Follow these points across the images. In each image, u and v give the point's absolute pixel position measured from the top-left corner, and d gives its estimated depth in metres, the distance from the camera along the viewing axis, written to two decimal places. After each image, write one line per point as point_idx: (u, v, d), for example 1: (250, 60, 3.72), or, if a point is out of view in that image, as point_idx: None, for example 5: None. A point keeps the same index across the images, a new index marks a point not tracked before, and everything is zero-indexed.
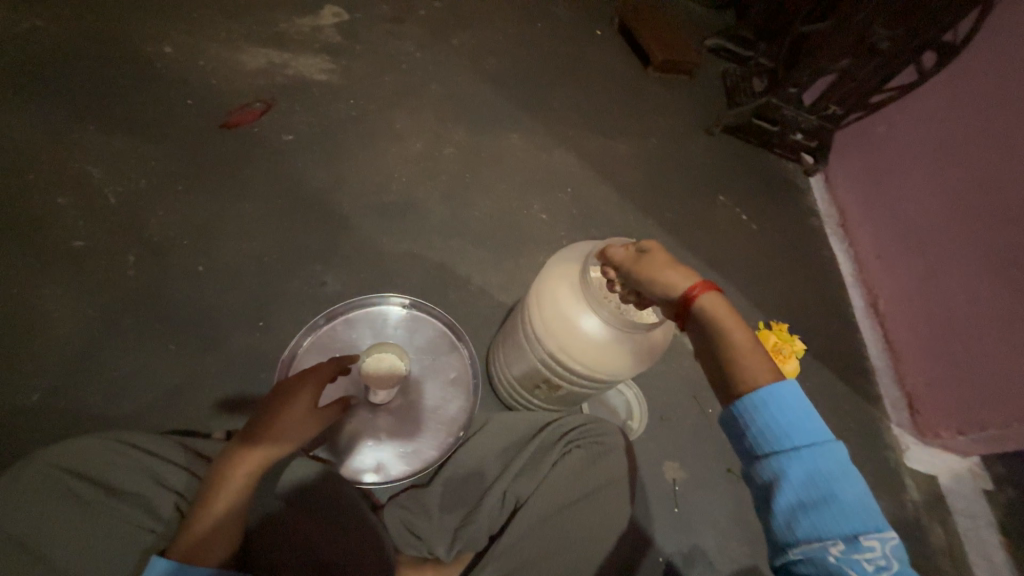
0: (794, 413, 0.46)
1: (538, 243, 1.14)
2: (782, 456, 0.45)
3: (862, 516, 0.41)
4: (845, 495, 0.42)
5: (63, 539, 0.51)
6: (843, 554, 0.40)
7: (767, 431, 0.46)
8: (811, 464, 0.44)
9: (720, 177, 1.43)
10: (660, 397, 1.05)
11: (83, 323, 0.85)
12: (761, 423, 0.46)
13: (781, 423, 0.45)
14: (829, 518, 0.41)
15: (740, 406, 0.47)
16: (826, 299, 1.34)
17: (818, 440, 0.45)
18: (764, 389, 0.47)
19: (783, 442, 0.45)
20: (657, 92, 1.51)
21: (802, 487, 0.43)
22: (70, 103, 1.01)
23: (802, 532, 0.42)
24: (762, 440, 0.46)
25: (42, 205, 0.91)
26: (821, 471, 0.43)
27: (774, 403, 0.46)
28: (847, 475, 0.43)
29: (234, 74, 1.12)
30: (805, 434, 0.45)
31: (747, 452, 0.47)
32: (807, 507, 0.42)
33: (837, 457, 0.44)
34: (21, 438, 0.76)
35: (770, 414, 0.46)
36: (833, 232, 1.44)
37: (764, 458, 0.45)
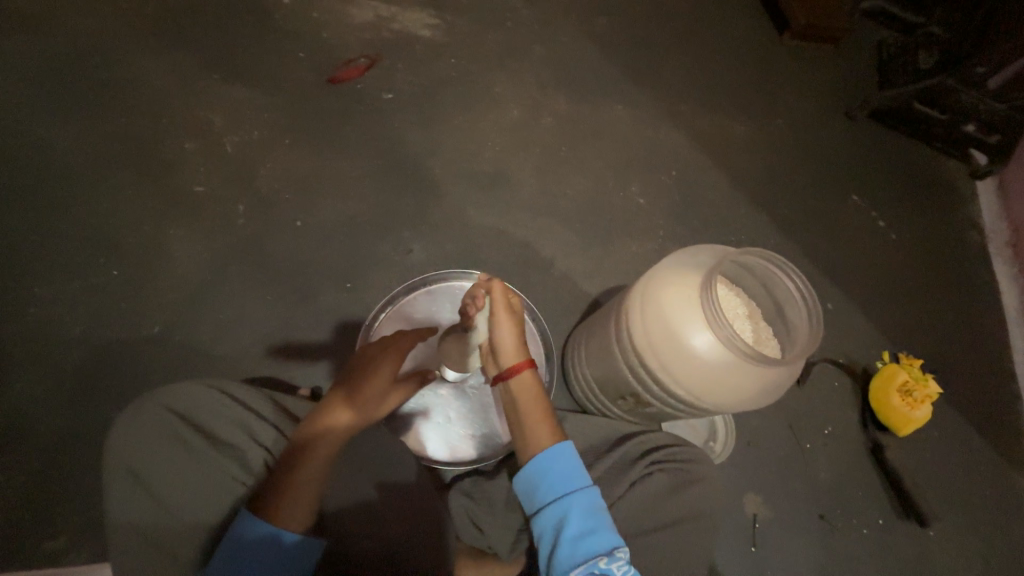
0: (556, 463, 0.53)
1: (631, 231, 1.04)
2: (546, 505, 0.52)
3: (599, 538, 0.49)
4: (587, 523, 0.50)
5: (169, 477, 0.54)
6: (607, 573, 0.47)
7: (531, 483, 0.53)
8: (564, 505, 0.51)
9: (862, 174, 1.20)
10: (749, 421, 0.94)
11: (198, 264, 0.92)
12: (522, 478, 0.54)
13: (542, 474, 0.53)
14: (594, 546, 0.48)
15: (526, 475, 0.53)
16: (981, 337, 1.09)
17: (577, 487, 0.52)
18: (541, 457, 0.53)
19: (547, 492, 0.52)
20: (795, 65, 1.28)
21: (565, 528, 0.50)
22: (199, 52, 1.07)
23: (565, 568, 0.48)
24: (526, 499, 0.54)
25: (173, 151, 0.99)
26: (583, 505, 0.51)
27: (556, 474, 0.52)
28: (590, 507, 0.51)
29: (343, 27, 1.11)
30: (554, 482, 0.52)
31: (527, 507, 0.54)
32: (567, 547, 0.49)
33: (588, 493, 0.51)
34: (146, 362, 0.86)
35: (534, 469, 0.53)
36: (999, 254, 1.16)
37: (535, 513, 0.53)
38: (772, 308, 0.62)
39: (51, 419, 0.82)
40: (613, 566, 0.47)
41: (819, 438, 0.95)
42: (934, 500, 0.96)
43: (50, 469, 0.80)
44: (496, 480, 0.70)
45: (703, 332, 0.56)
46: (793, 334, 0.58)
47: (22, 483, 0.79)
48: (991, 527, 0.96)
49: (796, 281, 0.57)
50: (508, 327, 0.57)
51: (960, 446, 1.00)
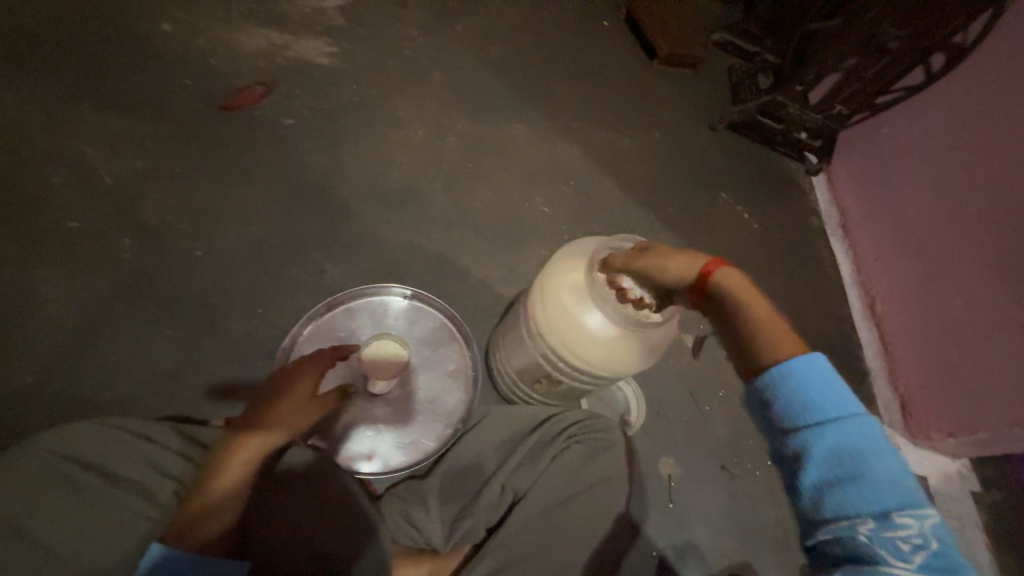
0: (827, 388, 0.46)
1: (539, 236, 1.14)
2: (805, 433, 0.45)
3: (889, 493, 0.43)
4: (878, 472, 0.44)
5: (61, 524, 0.50)
6: (873, 532, 0.42)
7: (793, 404, 0.46)
8: (835, 440, 0.45)
9: (723, 174, 1.42)
10: (656, 394, 1.06)
11: (78, 304, 0.83)
12: (787, 400, 0.47)
13: (805, 397, 0.46)
14: (858, 496, 0.43)
15: (766, 382, 0.48)
16: (825, 300, 1.34)
17: (855, 423, 0.45)
18: (785, 364, 0.48)
19: (811, 420, 0.45)
20: (662, 85, 1.49)
21: (831, 467, 0.44)
22: (64, 79, 0.99)
23: (834, 516, 0.43)
24: (787, 415, 0.46)
25: (37, 185, 0.89)
26: (860, 448, 0.44)
27: (806, 377, 0.46)
28: (878, 450, 0.44)
29: (234, 55, 1.10)
30: (834, 408, 0.46)
31: (775, 427, 0.47)
32: (841, 493, 0.43)
33: (868, 432, 0.45)
34: (14, 420, 0.76)
35: (802, 390, 0.46)
36: (833, 232, 1.44)
37: (789, 434, 0.46)
38: None
39: None
40: (888, 533, 0.41)
41: (715, 400, 1.09)
42: None
43: None
44: (427, 480, 0.73)
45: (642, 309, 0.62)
46: None
47: None
48: None
49: None
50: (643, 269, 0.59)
51: None
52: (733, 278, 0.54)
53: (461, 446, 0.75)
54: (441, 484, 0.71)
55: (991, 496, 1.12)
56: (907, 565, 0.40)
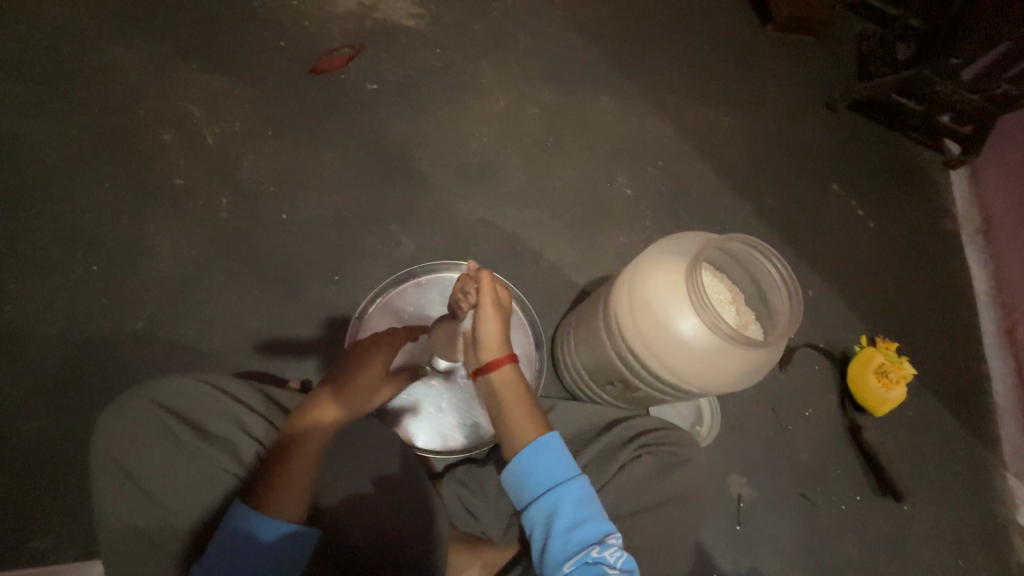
0: (548, 455, 0.53)
1: (619, 221, 1.05)
2: (542, 495, 0.52)
3: (578, 523, 0.50)
4: (563, 504, 0.51)
5: (162, 472, 0.54)
6: (597, 554, 0.49)
7: (518, 471, 0.53)
8: (547, 488, 0.52)
9: (841, 164, 1.22)
10: (734, 405, 0.97)
11: (181, 258, 0.90)
12: (522, 475, 0.53)
13: (536, 464, 0.53)
14: (578, 533, 0.50)
15: (513, 464, 0.53)
16: (954, 322, 1.14)
17: (566, 477, 0.52)
18: (528, 447, 0.53)
19: (539, 487, 0.52)
20: (778, 56, 1.29)
21: (570, 513, 0.51)
22: (175, 40, 1.04)
23: (573, 549, 0.49)
24: (526, 490, 0.53)
25: (150, 142, 0.96)
26: (576, 494, 0.52)
27: (535, 448, 0.53)
28: (573, 493, 0.52)
29: (326, 16, 1.09)
30: (556, 474, 0.52)
31: (519, 502, 0.53)
32: (572, 533, 0.50)
33: (574, 478, 0.53)
34: (129, 358, 0.85)
35: (533, 459, 0.53)
36: (970, 239, 1.20)
37: (525, 508, 0.53)
38: (755, 294, 0.62)
39: (28, 419, 0.81)
40: (607, 552, 0.49)
41: (800, 420, 0.98)
42: (908, 477, 1.00)
43: (33, 468, 0.79)
44: (487, 468, 0.72)
45: (726, 312, 0.61)
46: (774, 318, 0.59)
47: (7, 484, 0.78)
48: (962, 499, 1.00)
49: (777, 266, 0.57)
50: (492, 322, 0.58)
51: (933, 425, 1.04)
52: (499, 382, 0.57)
53: None
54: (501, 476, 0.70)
55: None
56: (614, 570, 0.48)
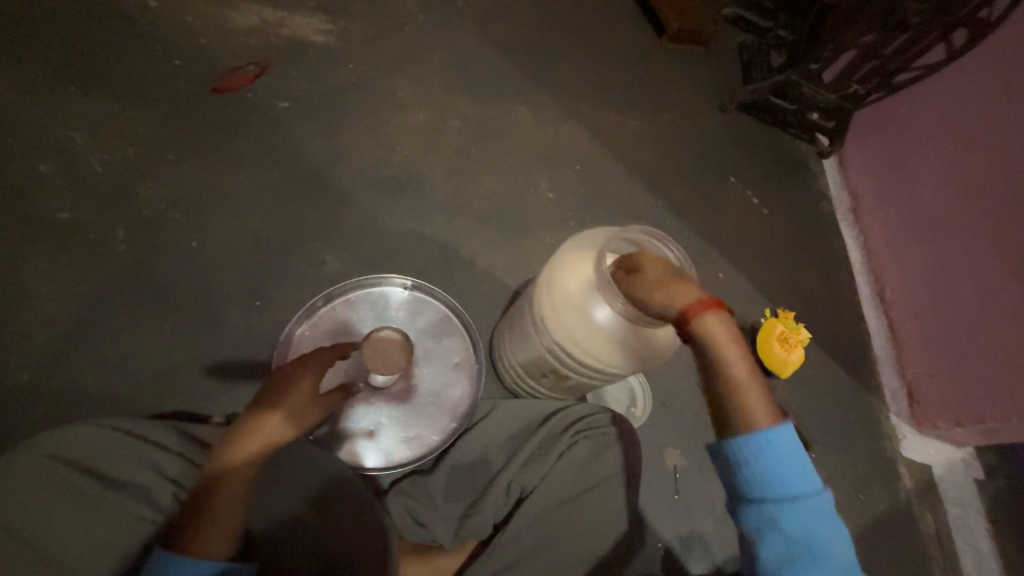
0: (788, 464, 0.48)
1: (544, 223, 1.11)
2: (770, 511, 0.48)
3: (821, 558, 0.47)
4: (822, 551, 0.47)
5: (64, 532, 0.50)
6: None
7: (759, 480, 0.48)
8: (796, 520, 0.47)
9: (734, 159, 1.38)
10: (664, 384, 1.05)
11: (71, 298, 0.81)
12: (760, 475, 0.48)
13: (771, 474, 0.48)
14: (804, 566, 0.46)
15: (736, 451, 0.49)
16: (836, 289, 1.32)
17: (811, 494, 0.48)
18: (767, 433, 0.48)
19: (768, 493, 0.48)
20: (672, 65, 1.43)
21: (789, 548, 0.47)
22: (46, 60, 0.94)
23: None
24: (755, 487, 0.49)
25: (24, 173, 0.86)
26: (812, 523, 0.47)
27: (774, 449, 0.48)
28: (827, 526, 0.48)
29: (225, 33, 1.04)
30: (799, 491, 0.48)
31: (737, 495, 0.50)
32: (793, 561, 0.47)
33: (824, 504, 0.48)
34: (13, 416, 0.75)
35: (770, 468, 0.48)
36: (844, 218, 1.40)
37: (747, 505, 0.49)
38: None
39: None
40: None
41: None
42: (812, 428, 1.14)
43: None
44: (432, 476, 0.73)
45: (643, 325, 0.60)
46: None
47: None
48: (856, 440, 1.16)
49: (672, 250, 0.62)
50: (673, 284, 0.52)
51: (828, 380, 1.20)
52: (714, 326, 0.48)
53: (467, 443, 0.75)
54: (447, 482, 0.72)
55: (994, 484, 1.12)
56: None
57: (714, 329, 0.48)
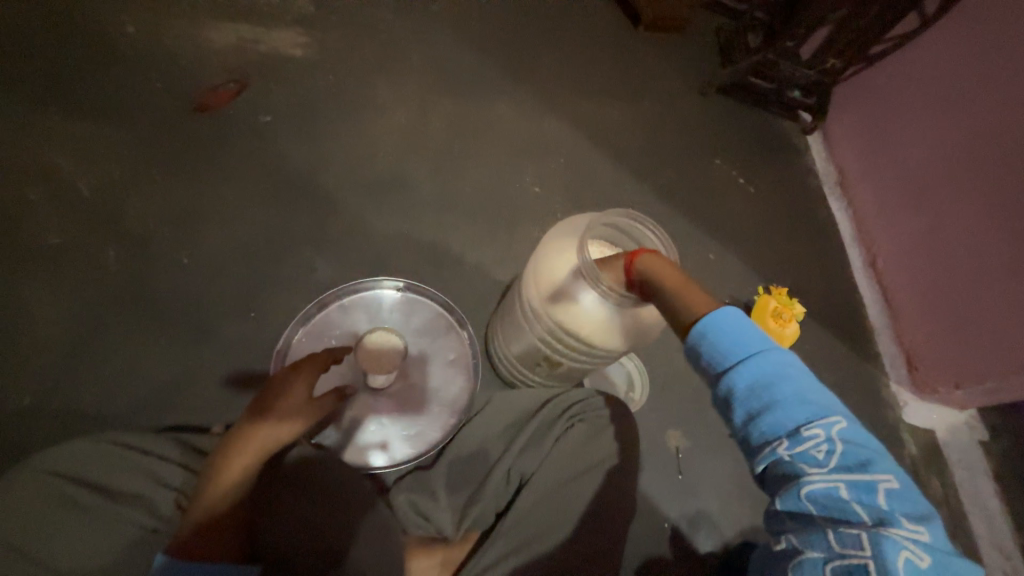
0: (739, 330, 0.50)
1: (531, 216, 1.11)
2: (733, 373, 0.48)
3: (795, 412, 0.46)
4: (785, 395, 0.47)
5: (64, 545, 0.50)
6: (792, 450, 0.45)
7: (716, 350, 0.50)
8: (752, 374, 0.48)
9: (717, 140, 1.38)
10: (661, 367, 1.05)
11: (67, 321, 0.83)
12: (713, 345, 0.50)
13: (724, 340, 0.50)
14: (776, 421, 0.46)
15: (692, 336, 0.51)
16: (827, 261, 1.32)
17: (765, 352, 0.49)
18: (710, 316, 0.51)
19: (731, 358, 0.49)
20: (649, 52, 1.44)
21: (752, 400, 0.47)
22: (29, 90, 0.96)
23: (758, 444, 0.47)
24: (714, 358, 0.50)
25: (12, 202, 0.88)
26: (773, 375, 0.48)
27: (716, 321, 0.50)
28: (786, 375, 0.48)
29: (203, 52, 1.06)
30: (753, 351, 0.49)
31: (704, 373, 0.51)
32: (764, 419, 0.46)
33: (781, 359, 0.49)
34: (15, 440, 0.76)
35: (716, 335, 0.49)
36: (832, 192, 1.40)
37: (715, 378, 0.50)
38: None
39: None
40: (808, 443, 0.45)
41: None
42: None
43: None
44: (433, 470, 0.74)
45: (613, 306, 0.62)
46: None
47: None
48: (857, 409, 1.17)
49: (654, 231, 0.64)
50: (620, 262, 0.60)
51: (825, 351, 1.21)
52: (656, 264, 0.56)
53: (466, 435, 0.76)
54: (447, 475, 0.72)
55: (999, 444, 1.12)
56: (821, 471, 0.45)
57: (654, 265, 0.56)
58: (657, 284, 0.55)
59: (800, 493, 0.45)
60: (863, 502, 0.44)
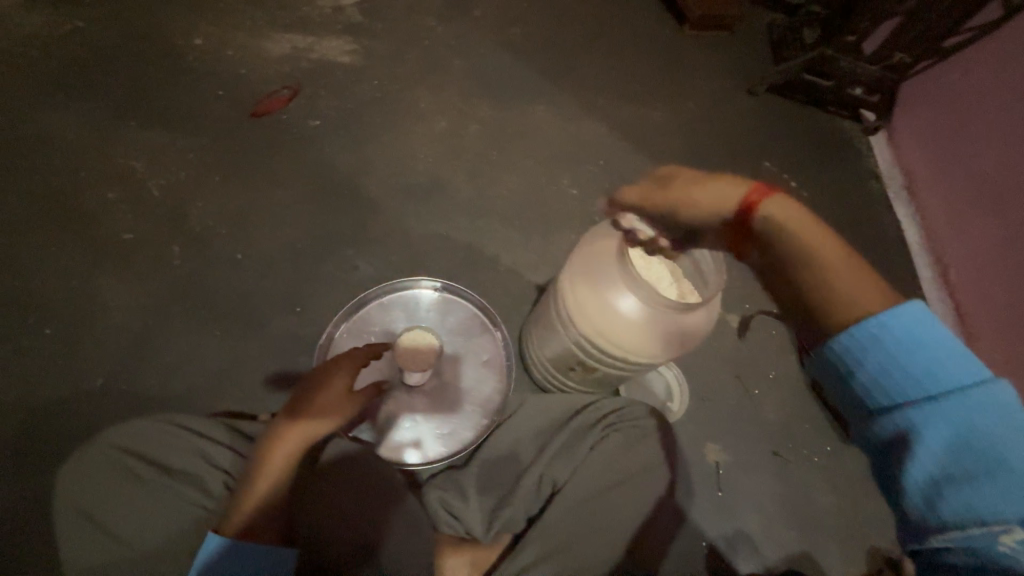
0: (930, 354, 0.42)
1: (567, 219, 1.10)
2: (919, 411, 0.41)
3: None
4: (1001, 462, 0.38)
5: (128, 517, 0.55)
6: (1018, 541, 0.36)
7: (886, 374, 0.43)
8: (957, 420, 0.40)
9: (766, 141, 1.32)
10: (701, 377, 1.01)
11: (137, 311, 0.90)
12: (880, 368, 0.43)
13: (901, 363, 0.43)
14: (983, 489, 0.38)
15: (839, 346, 0.45)
16: (890, 271, 1.22)
17: (972, 395, 0.40)
18: (883, 312, 0.44)
19: (914, 394, 0.42)
20: (695, 51, 1.39)
21: (964, 460, 0.39)
22: (111, 100, 1.05)
23: (966, 516, 0.38)
24: (882, 387, 0.43)
25: (95, 200, 0.97)
26: (986, 430, 0.39)
27: (884, 322, 0.44)
28: (1015, 437, 0.39)
29: (261, 62, 1.13)
30: (948, 388, 0.41)
31: (867, 408, 0.44)
32: (965, 486, 0.38)
33: (1000, 414, 0.40)
34: (90, 418, 0.83)
35: (905, 361, 0.43)
36: (896, 196, 1.30)
37: (880, 415, 0.43)
38: None
39: None
40: None
41: (765, 382, 1.03)
42: None
43: None
44: (465, 470, 0.74)
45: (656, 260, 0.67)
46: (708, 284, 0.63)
47: None
48: None
49: None
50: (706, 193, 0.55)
51: None
52: (782, 206, 0.51)
53: (498, 438, 0.76)
54: (479, 477, 0.72)
55: None
56: None
57: (785, 211, 0.51)
58: (780, 236, 0.50)
59: None
60: None
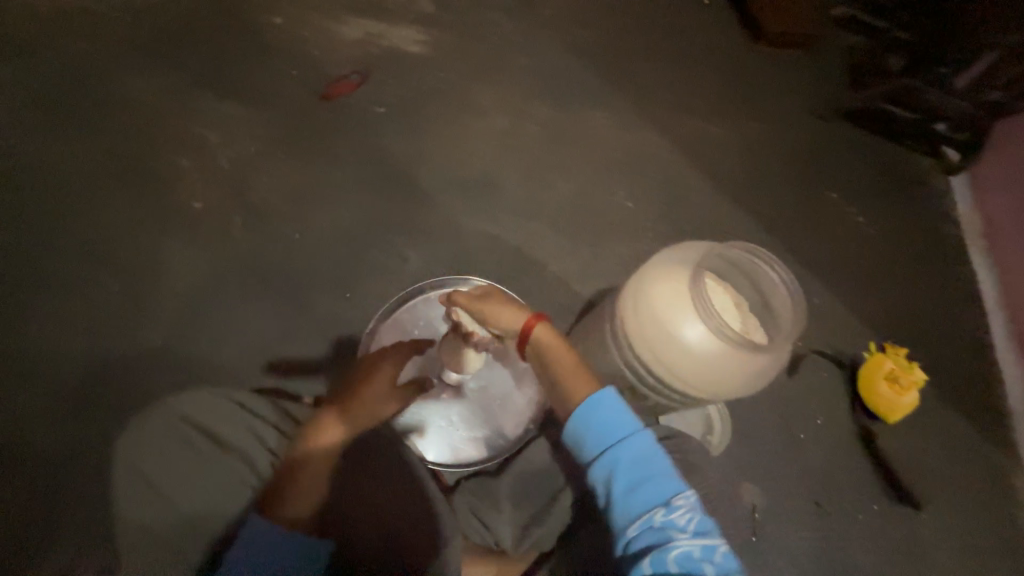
0: (610, 412, 0.57)
1: (620, 232, 1.07)
2: (610, 455, 0.55)
3: (665, 484, 0.53)
4: (655, 471, 0.54)
5: (178, 484, 0.56)
6: (664, 517, 0.51)
7: (591, 434, 0.56)
8: (628, 450, 0.55)
9: (840, 171, 1.24)
10: (744, 414, 0.97)
11: (196, 277, 0.93)
12: (584, 429, 0.57)
13: (602, 424, 0.56)
14: (646, 493, 0.52)
15: (573, 423, 0.57)
16: (964, 325, 1.13)
17: (628, 434, 0.55)
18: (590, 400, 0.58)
19: (602, 443, 0.56)
20: (771, 69, 1.33)
21: (631, 475, 0.54)
22: (191, 70, 1.09)
23: (638, 512, 0.52)
24: (589, 443, 0.57)
25: (168, 166, 1.00)
26: (641, 453, 0.55)
27: (597, 406, 0.57)
28: (655, 454, 0.55)
29: (334, 45, 1.14)
30: (616, 435, 0.56)
31: (584, 458, 0.57)
32: (640, 492, 0.53)
33: (647, 441, 0.55)
34: (144, 375, 0.86)
35: (593, 422, 0.57)
36: (975, 244, 1.20)
37: (587, 464, 0.56)
38: (759, 302, 0.65)
39: (46, 436, 0.82)
40: (673, 514, 0.51)
41: (812, 427, 0.98)
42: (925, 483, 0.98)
43: (50, 485, 0.80)
44: (497, 479, 0.73)
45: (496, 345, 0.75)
46: (780, 324, 0.62)
47: (26, 500, 0.79)
48: (983, 505, 0.98)
49: (778, 272, 0.61)
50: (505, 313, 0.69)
51: (947, 429, 1.03)
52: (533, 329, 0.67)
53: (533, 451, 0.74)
54: (512, 489, 0.70)
55: None
56: (684, 533, 0.50)
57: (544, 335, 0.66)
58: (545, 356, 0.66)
59: (666, 556, 0.49)
60: (710, 561, 0.49)
